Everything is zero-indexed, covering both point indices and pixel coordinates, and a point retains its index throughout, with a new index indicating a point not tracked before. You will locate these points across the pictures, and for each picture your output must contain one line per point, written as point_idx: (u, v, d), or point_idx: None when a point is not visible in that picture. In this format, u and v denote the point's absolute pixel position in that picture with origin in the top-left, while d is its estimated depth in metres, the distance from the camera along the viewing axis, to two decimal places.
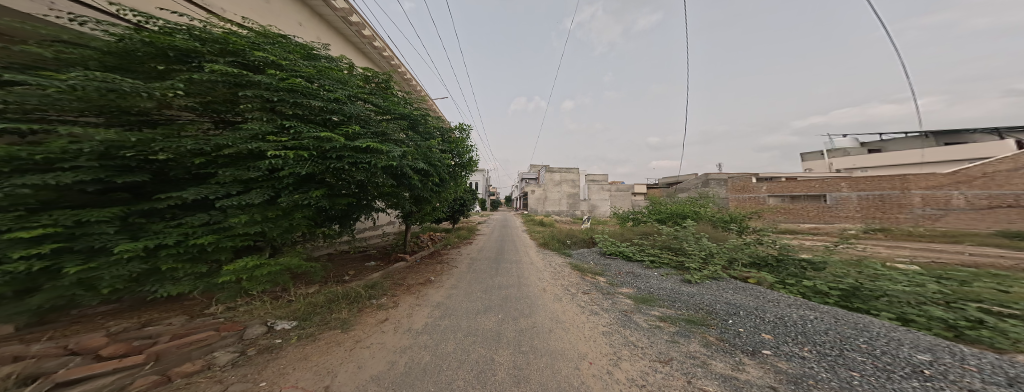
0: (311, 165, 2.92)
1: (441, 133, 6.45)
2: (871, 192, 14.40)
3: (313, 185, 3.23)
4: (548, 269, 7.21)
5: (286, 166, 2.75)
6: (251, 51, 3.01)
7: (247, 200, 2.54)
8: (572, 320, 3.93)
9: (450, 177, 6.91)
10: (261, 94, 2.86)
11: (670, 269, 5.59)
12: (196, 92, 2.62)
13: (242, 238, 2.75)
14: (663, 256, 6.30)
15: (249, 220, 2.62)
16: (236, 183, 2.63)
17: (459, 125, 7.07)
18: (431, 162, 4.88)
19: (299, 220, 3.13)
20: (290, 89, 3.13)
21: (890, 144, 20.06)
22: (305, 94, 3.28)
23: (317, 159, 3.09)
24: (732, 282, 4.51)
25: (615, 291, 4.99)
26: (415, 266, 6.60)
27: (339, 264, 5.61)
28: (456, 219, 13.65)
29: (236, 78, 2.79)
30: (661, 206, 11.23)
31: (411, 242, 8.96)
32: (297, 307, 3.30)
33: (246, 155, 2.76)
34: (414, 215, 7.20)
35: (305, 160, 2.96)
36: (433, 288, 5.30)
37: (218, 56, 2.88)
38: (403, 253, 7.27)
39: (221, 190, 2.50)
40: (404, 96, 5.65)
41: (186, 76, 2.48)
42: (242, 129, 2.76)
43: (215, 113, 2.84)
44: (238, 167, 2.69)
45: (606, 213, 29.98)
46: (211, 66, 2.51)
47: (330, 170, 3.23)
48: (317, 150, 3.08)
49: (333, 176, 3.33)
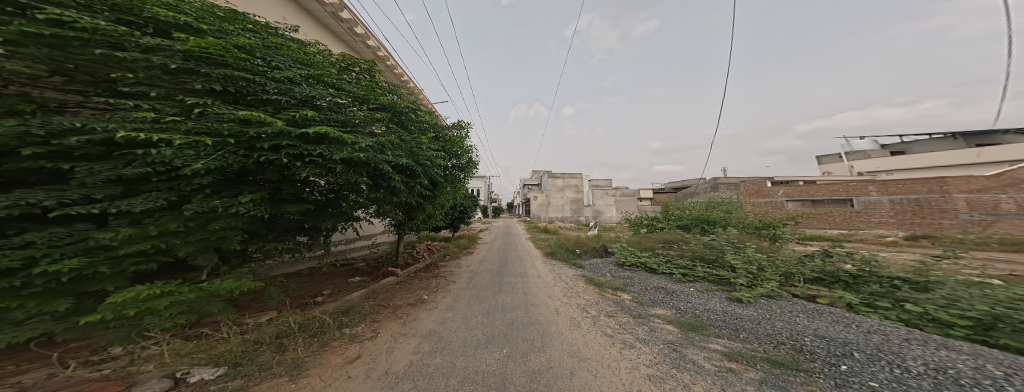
0: (228, 160, 2.12)
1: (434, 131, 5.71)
2: (905, 196, 13.45)
3: (248, 187, 2.46)
4: (559, 284, 6.32)
5: (180, 160, 1.91)
6: (151, 7, 2.22)
7: (120, 207, 1.68)
8: (599, 357, 3.00)
9: (446, 180, 6.14)
10: (157, 61, 2.05)
11: (709, 284, 4.77)
12: (53, 58, 1.76)
13: (130, 263, 1.84)
14: (696, 269, 5.43)
15: (135, 235, 1.77)
16: (117, 182, 1.79)
17: (457, 123, 6.35)
18: (419, 160, 4.10)
19: (233, 231, 2.30)
20: (210, 60, 2.40)
21: (913, 147, 19.09)
22: (234, 68, 2.56)
23: (241, 150, 2.30)
24: (797, 302, 3.66)
25: (649, 313, 4.09)
26: (407, 282, 5.70)
27: (317, 283, 4.75)
28: (457, 227, 12.81)
29: (118, 39, 1.96)
30: (679, 212, 10.35)
31: (405, 253, 8.10)
32: (230, 347, 2.41)
33: (128, 144, 1.95)
34: (407, 224, 6.41)
35: (218, 151, 2.16)
36: (425, 311, 4.42)
37: (97, 13, 2.01)
38: (394, 268, 6.39)
39: (76, 193, 1.61)
40: (392, 88, 4.97)
41: (16, 28, 1.58)
42: (120, 111, 1.89)
43: (90, 90, 1.95)
44: (114, 162, 1.84)
45: (613, 220, 28.97)
46: (59, 16, 1.67)
47: (264, 167, 2.45)
48: (238, 138, 2.28)
49: (272, 172, 2.56)
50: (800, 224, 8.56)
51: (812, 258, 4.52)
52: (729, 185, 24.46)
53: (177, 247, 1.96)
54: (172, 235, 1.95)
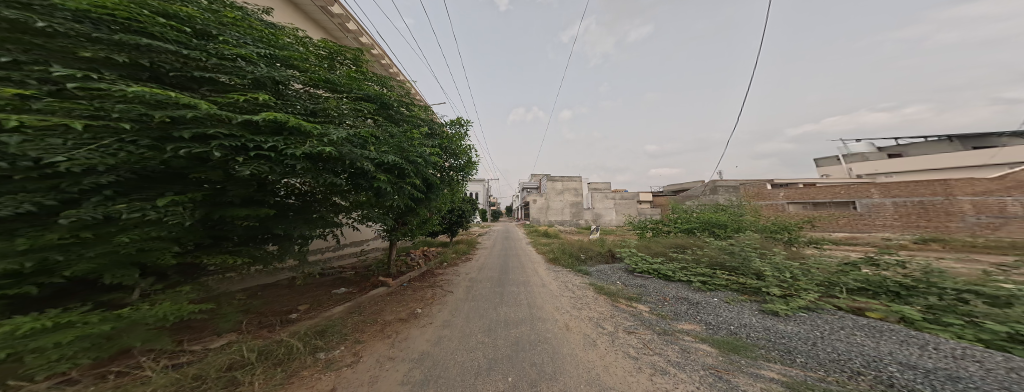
0: (104, 155, 1.42)
1: (429, 129, 5.23)
2: (908, 198, 13.32)
3: (177, 187, 1.85)
4: (566, 294, 5.80)
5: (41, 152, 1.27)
6: None
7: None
8: (626, 385, 2.46)
9: (442, 182, 5.63)
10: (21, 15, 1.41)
11: (733, 293, 4.45)
12: None
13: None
14: (717, 277, 5.02)
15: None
16: None
17: (455, 120, 5.86)
18: (410, 157, 3.60)
19: (157, 242, 1.75)
20: (124, 23, 1.79)
21: (910, 149, 19.17)
22: (162, 38, 1.96)
23: (138, 143, 1.59)
24: (843, 315, 3.21)
25: (674, 329, 3.62)
26: (398, 293, 5.13)
27: (294, 297, 4.17)
28: (454, 232, 12.26)
29: None
30: (686, 215, 9.96)
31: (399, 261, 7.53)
32: (156, 387, 1.80)
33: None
34: (400, 229, 5.87)
35: (101, 142, 1.48)
36: (418, 328, 3.85)
37: None
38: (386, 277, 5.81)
39: None
40: (381, 79, 4.49)
41: None
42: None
43: None
44: None
45: (612, 223, 28.56)
46: None
47: (191, 164, 1.80)
48: (145, 124, 1.64)
49: (208, 171, 1.91)
50: (814, 226, 8.21)
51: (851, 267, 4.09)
52: (729, 188, 24.37)
53: (65, 265, 1.38)
54: (57, 249, 1.37)
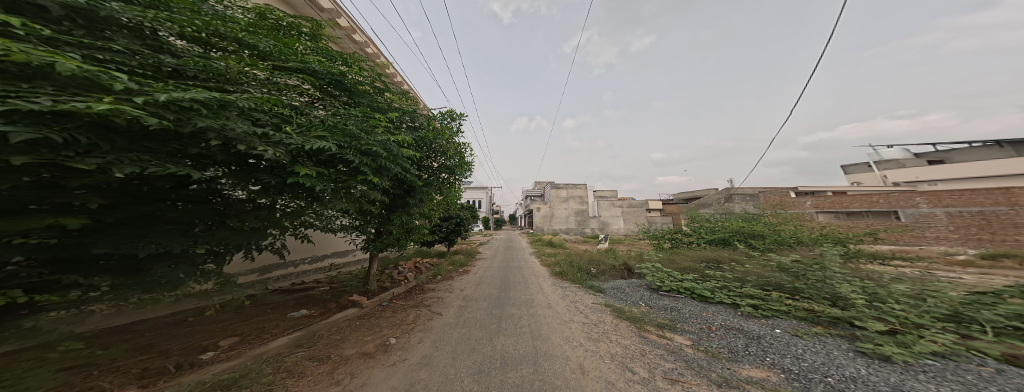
0: None
1: (408, 120, 4.47)
2: (964, 208, 13.14)
3: None
4: (577, 319, 4.79)
5: None
6: None
7: None
8: None
9: (426, 184, 4.82)
10: None
11: (798, 322, 3.50)
12: None
13: None
14: (773, 302, 4.02)
15: None
16: None
17: (447, 113, 5.09)
18: (363, 146, 2.79)
19: None
20: None
21: (953, 155, 17.56)
22: None
23: None
24: (993, 365, 2.22)
25: (728, 372, 2.64)
26: (371, 317, 4.22)
27: (232, 325, 3.33)
28: (452, 242, 11.37)
29: None
30: (711, 225, 8.85)
31: (384, 274, 6.66)
32: None
33: None
34: (383, 238, 5.03)
35: None
36: (383, 368, 2.87)
37: None
38: (362, 296, 4.95)
39: None
40: (354, 61, 3.81)
41: None
42: None
43: None
44: None
45: (621, 232, 27.15)
46: None
47: None
48: None
49: None
50: (871, 239, 7.04)
51: (985, 300, 2.96)
52: (746, 195, 22.99)
53: None
54: None
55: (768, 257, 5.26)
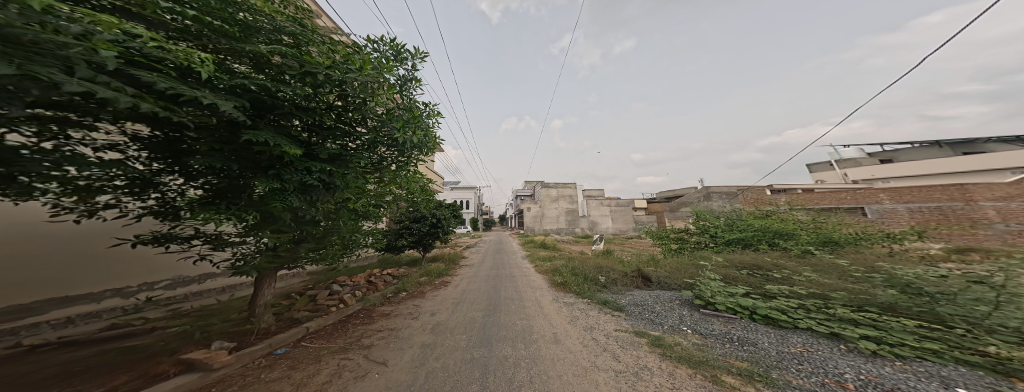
0: None
1: (295, 41, 2.48)
2: (924, 204, 13.85)
3: None
4: (600, 365, 3.17)
5: None
6: None
7: None
8: None
9: (336, 160, 2.74)
10: None
11: (964, 368, 2.18)
12: None
13: None
14: (895, 331, 2.70)
15: None
16: None
17: (384, 40, 3.19)
18: None
19: None
20: None
21: (902, 155, 18.93)
22: None
23: None
24: None
25: None
26: (220, 390, 2.13)
27: None
28: (427, 248, 9.33)
29: None
30: (724, 222, 7.81)
31: (307, 298, 4.54)
32: None
33: None
34: (280, 249, 2.94)
35: None
36: None
37: None
38: (234, 343, 2.85)
39: None
40: None
41: None
42: None
43: None
44: None
45: (608, 231, 26.60)
46: None
47: None
48: None
49: None
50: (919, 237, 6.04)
51: None
52: (725, 194, 23.59)
53: None
54: None
55: (838, 268, 4.04)
